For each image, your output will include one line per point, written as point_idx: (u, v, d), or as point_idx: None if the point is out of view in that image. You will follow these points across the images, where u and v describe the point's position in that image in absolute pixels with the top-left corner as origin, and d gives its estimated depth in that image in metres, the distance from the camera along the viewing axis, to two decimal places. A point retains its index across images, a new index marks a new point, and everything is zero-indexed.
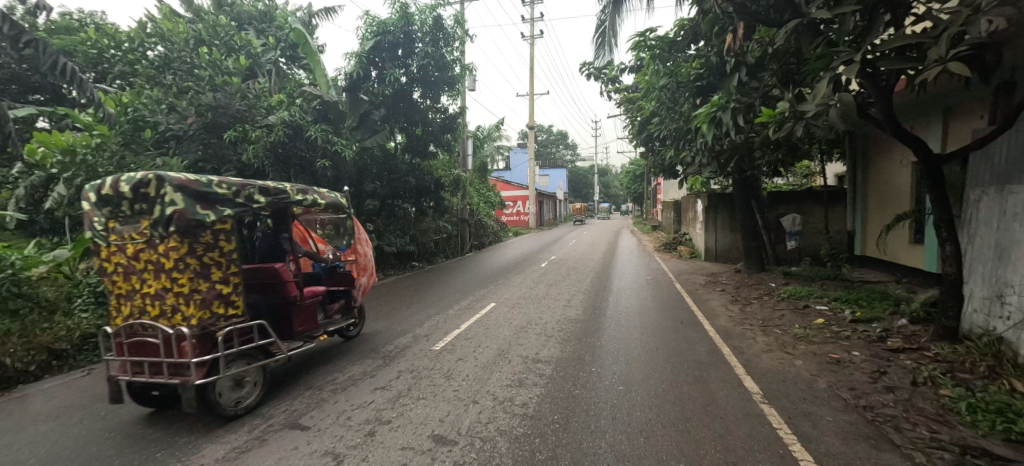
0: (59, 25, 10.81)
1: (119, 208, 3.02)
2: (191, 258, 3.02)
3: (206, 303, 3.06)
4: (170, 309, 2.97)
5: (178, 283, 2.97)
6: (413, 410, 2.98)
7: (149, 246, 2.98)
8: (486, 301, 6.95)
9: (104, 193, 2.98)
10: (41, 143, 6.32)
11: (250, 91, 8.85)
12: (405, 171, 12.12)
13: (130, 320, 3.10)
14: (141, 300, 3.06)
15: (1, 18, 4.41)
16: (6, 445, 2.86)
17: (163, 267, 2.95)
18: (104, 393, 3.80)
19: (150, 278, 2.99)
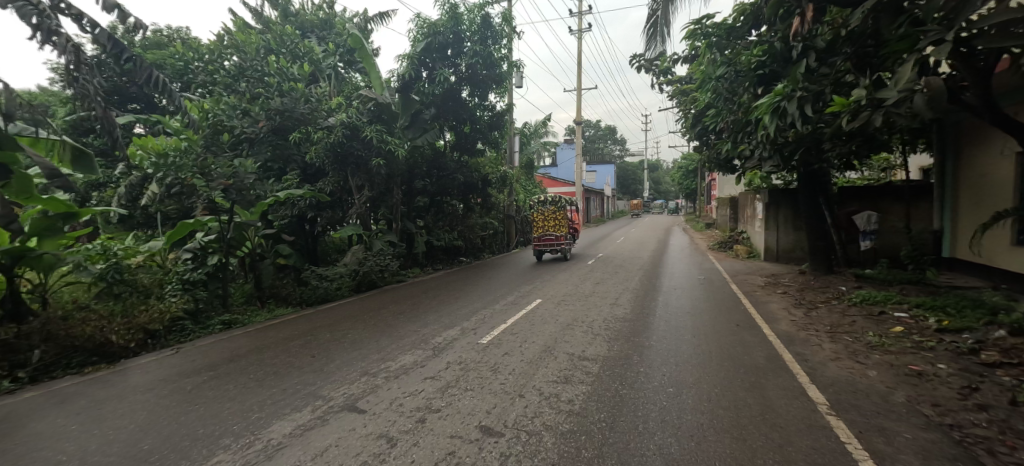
0: (152, 41, 12.12)
1: (544, 204, 12.75)
2: (560, 216, 12.51)
3: (563, 228, 12.42)
4: (557, 227, 12.37)
5: (560, 222, 12.53)
6: (461, 401, 3.06)
7: (551, 212, 12.52)
8: (532, 297, 6.97)
9: (541, 201, 12.92)
10: (140, 147, 7.06)
11: (313, 96, 9.48)
12: (454, 169, 12.44)
13: (542, 232, 12.46)
14: (546, 226, 12.48)
15: (106, 38, 4.95)
16: (112, 411, 3.31)
17: (557, 218, 12.45)
18: (189, 370, 4.24)
19: (551, 220, 12.50)
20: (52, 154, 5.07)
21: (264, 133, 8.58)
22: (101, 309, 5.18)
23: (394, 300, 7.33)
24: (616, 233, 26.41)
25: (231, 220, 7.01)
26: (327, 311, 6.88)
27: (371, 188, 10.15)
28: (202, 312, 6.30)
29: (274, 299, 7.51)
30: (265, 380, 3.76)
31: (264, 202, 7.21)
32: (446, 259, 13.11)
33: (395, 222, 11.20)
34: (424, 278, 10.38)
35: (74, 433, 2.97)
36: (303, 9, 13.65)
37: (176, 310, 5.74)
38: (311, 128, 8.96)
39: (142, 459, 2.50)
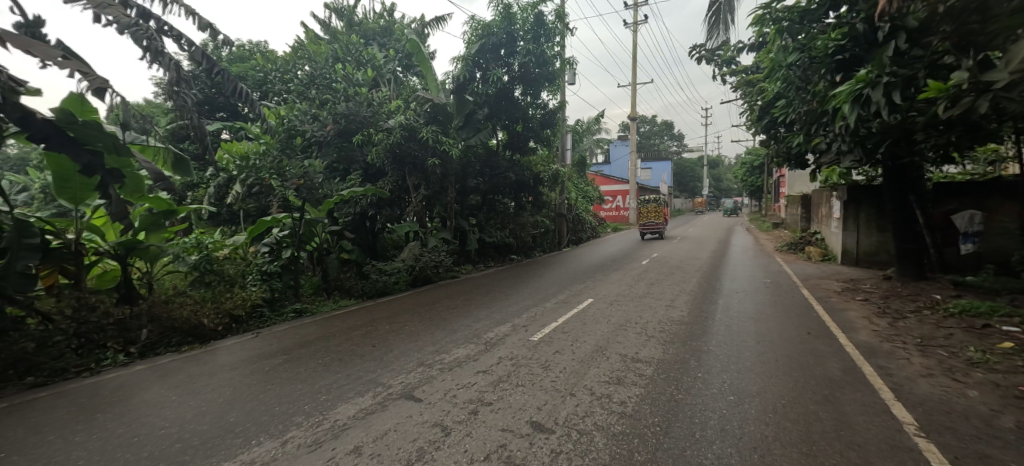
0: (236, 54, 13.38)
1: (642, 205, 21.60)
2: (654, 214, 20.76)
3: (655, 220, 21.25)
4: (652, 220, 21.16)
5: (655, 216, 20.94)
6: (512, 396, 3.10)
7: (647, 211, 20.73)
8: (584, 296, 6.89)
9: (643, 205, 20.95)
10: (228, 151, 7.88)
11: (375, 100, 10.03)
12: (506, 167, 12.62)
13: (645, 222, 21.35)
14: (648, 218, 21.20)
15: (200, 54, 5.53)
16: (204, 386, 3.74)
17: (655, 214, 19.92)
18: (266, 352, 4.66)
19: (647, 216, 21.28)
20: (157, 158, 5.76)
21: (331, 135, 9.13)
22: (195, 295, 5.83)
23: (448, 295, 7.57)
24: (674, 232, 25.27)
25: (302, 216, 7.59)
26: (386, 303, 7.26)
27: (426, 186, 10.56)
28: (277, 300, 6.89)
29: (339, 290, 8.01)
30: (331, 366, 4.04)
31: (330, 200, 7.74)
32: (497, 256, 13.28)
33: (449, 220, 11.55)
34: (476, 275, 10.62)
35: (174, 403, 3.40)
36: (366, 18, 14.47)
37: (256, 298, 6.33)
38: (373, 130, 9.49)
39: (229, 431, 2.86)
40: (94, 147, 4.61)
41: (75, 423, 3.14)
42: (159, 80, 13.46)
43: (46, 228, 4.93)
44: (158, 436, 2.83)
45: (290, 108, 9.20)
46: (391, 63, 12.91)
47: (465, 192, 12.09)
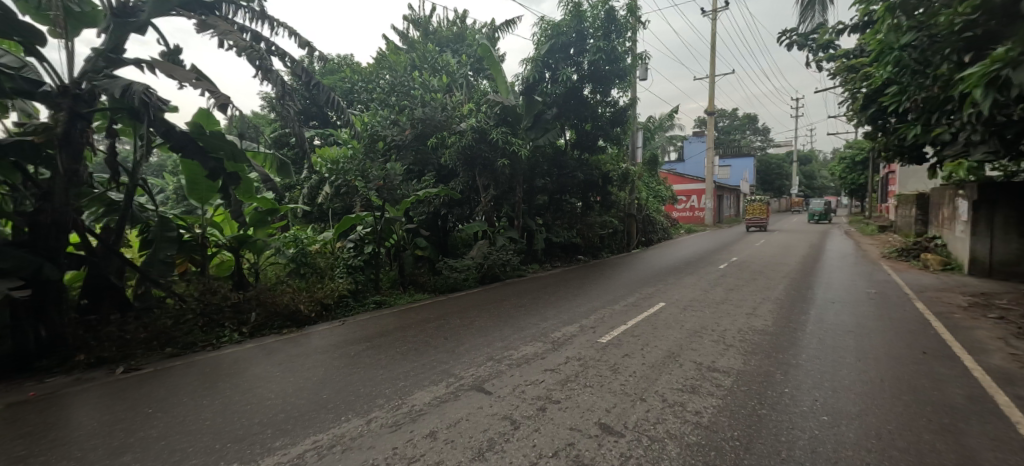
0: (327, 68, 14.76)
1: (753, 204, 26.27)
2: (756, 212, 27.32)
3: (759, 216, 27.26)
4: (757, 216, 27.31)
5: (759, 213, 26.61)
6: (580, 396, 3.09)
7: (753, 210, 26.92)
8: (654, 299, 6.64)
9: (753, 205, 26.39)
10: (321, 156, 8.76)
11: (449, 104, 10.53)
12: (574, 167, 12.55)
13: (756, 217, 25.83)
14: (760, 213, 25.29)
15: (300, 69, 6.17)
16: (301, 364, 4.22)
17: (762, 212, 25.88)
18: (351, 339, 5.12)
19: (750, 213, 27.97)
20: (265, 162, 6.53)
21: (408, 139, 9.69)
22: (293, 285, 6.56)
23: (515, 293, 7.71)
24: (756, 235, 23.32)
25: (382, 215, 8.18)
26: (457, 299, 7.58)
27: (495, 187, 10.85)
28: (360, 292, 7.49)
29: (413, 285, 8.50)
30: (408, 354, 4.33)
31: (408, 200, 8.28)
32: (563, 256, 13.24)
33: (516, 219, 11.73)
34: (542, 274, 10.68)
35: (277, 378, 3.88)
36: (440, 26, 15.22)
37: (343, 289, 6.96)
38: (447, 134, 9.98)
39: (322, 406, 3.22)
40: (217, 155, 5.34)
41: (203, 390, 3.74)
42: (265, 94, 15.29)
43: (180, 223, 5.90)
44: (265, 407, 3.28)
45: (373, 114, 9.94)
46: (462, 68, 13.41)
47: (532, 192, 12.21)
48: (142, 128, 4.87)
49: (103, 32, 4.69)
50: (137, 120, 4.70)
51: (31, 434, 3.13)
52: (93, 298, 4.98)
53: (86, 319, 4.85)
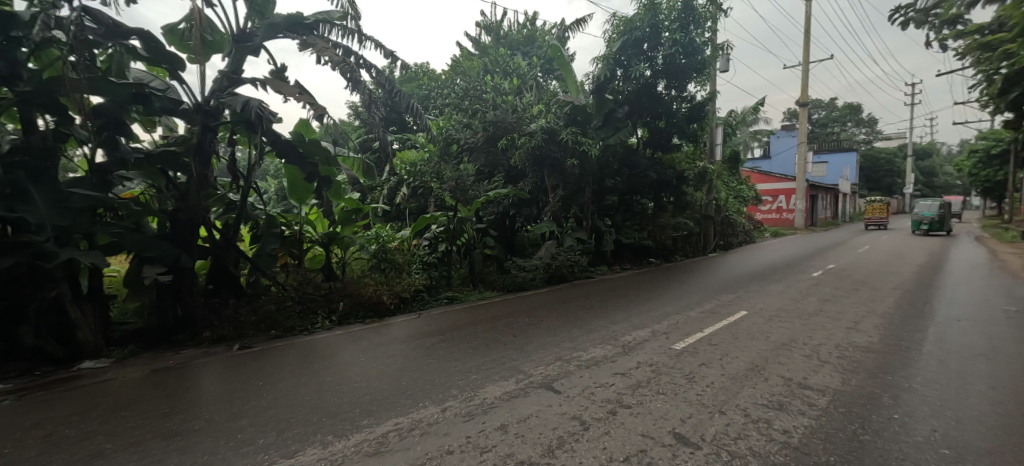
0: (406, 76, 15.73)
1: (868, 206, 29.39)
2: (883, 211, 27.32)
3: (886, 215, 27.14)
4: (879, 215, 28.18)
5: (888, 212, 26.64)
6: (652, 403, 2.99)
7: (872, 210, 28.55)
8: (735, 307, 6.20)
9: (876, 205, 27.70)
10: (401, 159, 9.40)
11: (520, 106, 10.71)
12: (646, 166, 12.12)
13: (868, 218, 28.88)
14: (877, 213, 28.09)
15: (384, 79, 6.66)
16: (382, 352, 4.57)
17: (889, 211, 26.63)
18: (426, 331, 5.43)
19: None
20: (352, 166, 7.14)
21: (481, 141, 10.02)
22: (375, 278, 7.11)
23: (583, 295, 7.65)
24: (859, 240, 20.71)
25: (455, 215, 8.55)
26: (525, 298, 7.71)
27: (564, 187, 10.80)
28: (434, 288, 7.91)
29: (483, 283, 8.77)
30: (479, 349, 4.50)
31: (479, 200, 8.60)
32: (633, 259, 12.82)
33: (585, 220, 11.60)
34: (611, 276, 10.43)
35: (362, 363, 4.25)
36: (511, 29, 15.51)
37: (419, 284, 7.39)
38: (517, 135, 10.15)
39: (401, 392, 3.48)
40: (313, 160, 5.93)
41: (301, 369, 4.23)
42: (352, 104, 16.73)
43: (282, 220, 6.68)
44: (353, 389, 3.63)
45: (448, 119, 10.43)
46: (532, 69, 13.57)
47: (602, 192, 11.98)
48: (255, 138, 5.60)
49: (226, 56, 5.45)
50: (251, 131, 5.42)
51: (174, 395, 3.80)
52: (216, 284, 5.84)
53: (211, 302, 5.71)
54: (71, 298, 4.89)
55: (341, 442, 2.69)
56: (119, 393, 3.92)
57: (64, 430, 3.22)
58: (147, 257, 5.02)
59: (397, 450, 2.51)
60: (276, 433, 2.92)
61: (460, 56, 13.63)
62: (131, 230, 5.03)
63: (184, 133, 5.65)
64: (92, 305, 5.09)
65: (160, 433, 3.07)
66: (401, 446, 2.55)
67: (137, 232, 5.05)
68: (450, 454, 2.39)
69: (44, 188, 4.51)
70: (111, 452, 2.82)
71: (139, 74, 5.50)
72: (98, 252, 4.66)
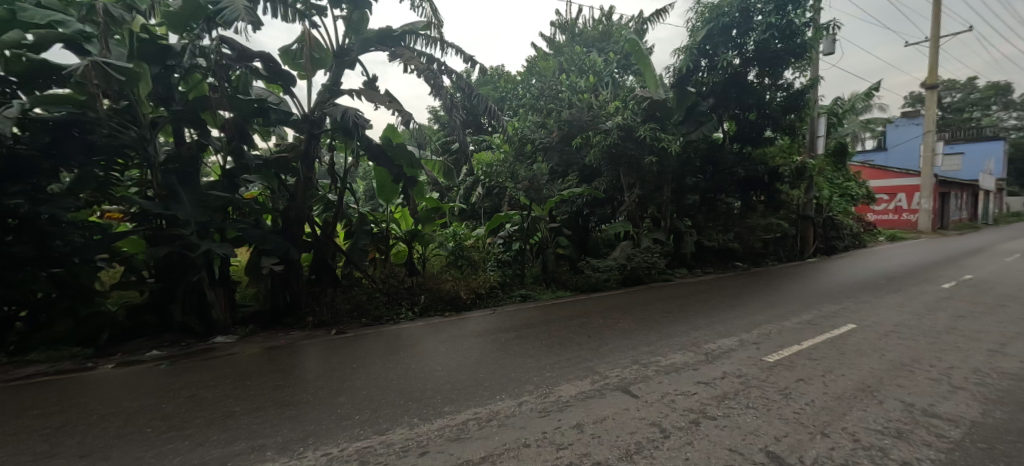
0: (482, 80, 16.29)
1: None
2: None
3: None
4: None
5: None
6: (741, 416, 2.78)
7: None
8: (840, 319, 5.54)
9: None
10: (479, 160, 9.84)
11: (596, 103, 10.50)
12: (733, 162, 11.28)
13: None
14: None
15: (463, 83, 6.94)
16: (461, 344, 4.81)
17: None
18: (501, 327, 5.59)
19: None
20: (433, 168, 7.59)
21: (555, 141, 10.05)
22: (453, 274, 7.47)
23: (661, 298, 7.35)
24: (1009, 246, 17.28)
25: (529, 214, 8.77)
26: (599, 299, 7.59)
27: (641, 186, 10.40)
28: (507, 285, 8.12)
29: (555, 282, 8.78)
30: (554, 348, 4.54)
31: (552, 200, 8.67)
32: (717, 262, 11.98)
33: (663, 220, 11.08)
34: (692, 280, 9.85)
35: (443, 354, 4.52)
36: (586, 26, 15.33)
37: (493, 281, 7.63)
38: (592, 133, 9.81)
39: (479, 383, 3.64)
40: (400, 163, 6.44)
41: (389, 355, 4.60)
42: (433, 109, 17.70)
43: (372, 218, 7.30)
44: (435, 376, 3.88)
45: (523, 120, 10.65)
46: (608, 66, 13.30)
47: (682, 191, 11.38)
48: (351, 144, 6.18)
49: (328, 71, 6.05)
50: (348, 137, 6.01)
51: (285, 370, 4.38)
52: (317, 275, 6.57)
53: (313, 291, 6.44)
54: (208, 281, 5.85)
55: (425, 425, 2.90)
56: (243, 365, 4.60)
57: (205, 393, 3.88)
58: (264, 249, 5.81)
59: (477, 437, 2.64)
60: (369, 411, 3.23)
61: (535, 57, 13.82)
62: (253, 226, 5.85)
63: (293, 141, 6.43)
64: (222, 289, 6.03)
65: (277, 402, 3.55)
66: (481, 434, 2.69)
67: (257, 227, 5.85)
68: (527, 447, 2.46)
69: (190, 191, 5.44)
70: (239, 414, 3.34)
71: (260, 91, 6.36)
72: (228, 245, 5.50)
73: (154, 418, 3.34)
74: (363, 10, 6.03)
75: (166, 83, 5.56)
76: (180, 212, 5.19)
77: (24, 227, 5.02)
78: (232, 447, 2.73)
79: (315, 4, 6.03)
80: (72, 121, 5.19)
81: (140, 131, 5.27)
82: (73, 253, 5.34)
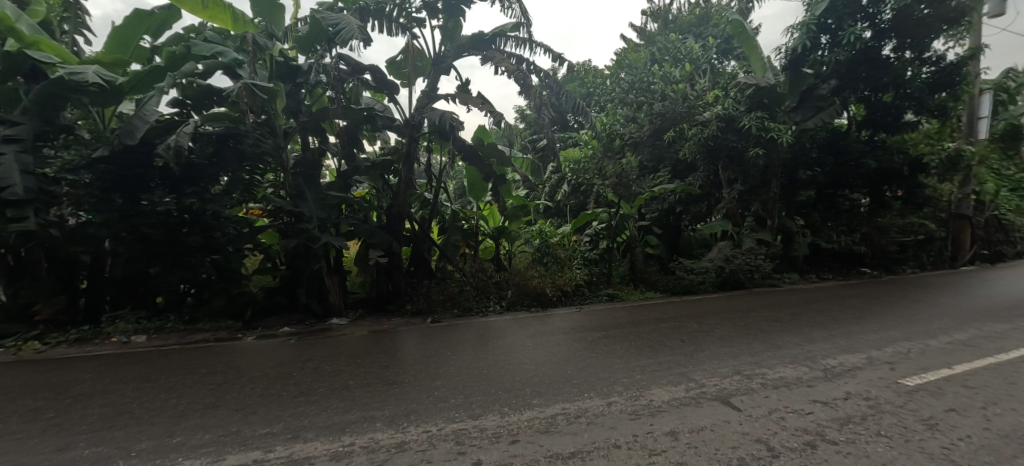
0: (570, 77, 16.28)
1: None
2: None
3: None
4: None
5: None
6: (870, 444, 2.43)
7: None
8: (1011, 342, 4.53)
9: None
10: (566, 157, 9.97)
11: (692, 94, 9.87)
12: (859, 152, 9.82)
13: None
14: None
15: (552, 82, 7.00)
16: (549, 340, 4.91)
17: None
18: (587, 326, 5.57)
19: None
20: (524, 165, 7.80)
21: (646, 135, 9.67)
22: (539, 271, 7.61)
23: (766, 305, 6.69)
24: None
25: (616, 212, 8.54)
26: (693, 302, 7.17)
27: (743, 181, 9.55)
28: (593, 284, 8.03)
29: (644, 282, 8.45)
30: (643, 350, 4.42)
31: (642, 197, 8.40)
32: (836, 267, 10.52)
33: (769, 219, 10.04)
34: (804, 287, 8.77)
35: (531, 348, 4.66)
36: (680, 12, 14.74)
37: (580, 279, 7.60)
38: (686, 126, 9.36)
39: (568, 380, 3.69)
40: (491, 162, 6.81)
41: (479, 346, 4.85)
42: (519, 108, 18.16)
43: (463, 215, 7.74)
44: (525, 369, 4.04)
45: (612, 115, 10.45)
46: (706, 52, 12.44)
47: (794, 186, 10.20)
48: (446, 145, 6.60)
49: (427, 78, 6.52)
50: (444, 139, 6.44)
51: (388, 352, 4.86)
52: (415, 267, 7.15)
53: (410, 281, 7.03)
54: (326, 270, 6.71)
55: (515, 415, 3.02)
56: (355, 345, 5.22)
57: (325, 366, 4.48)
58: (371, 242, 6.51)
59: (567, 433, 2.69)
60: (464, 396, 3.46)
61: (625, 49, 13.49)
62: (362, 222, 6.58)
63: (396, 144, 7.06)
64: (337, 276, 6.87)
65: (383, 380, 3.97)
66: (570, 430, 2.73)
67: (365, 223, 6.56)
68: (618, 448, 2.45)
69: (312, 191, 6.30)
70: (353, 388, 3.80)
71: (368, 100, 7.06)
72: (342, 238, 6.28)
73: (288, 384, 3.96)
74: (457, 18, 6.36)
75: (296, 98, 6.44)
76: (305, 209, 6.02)
77: (195, 220, 6.25)
78: (349, 416, 3.13)
79: (415, 17, 6.52)
80: (227, 134, 6.29)
81: (276, 139, 6.20)
82: (228, 243, 6.50)
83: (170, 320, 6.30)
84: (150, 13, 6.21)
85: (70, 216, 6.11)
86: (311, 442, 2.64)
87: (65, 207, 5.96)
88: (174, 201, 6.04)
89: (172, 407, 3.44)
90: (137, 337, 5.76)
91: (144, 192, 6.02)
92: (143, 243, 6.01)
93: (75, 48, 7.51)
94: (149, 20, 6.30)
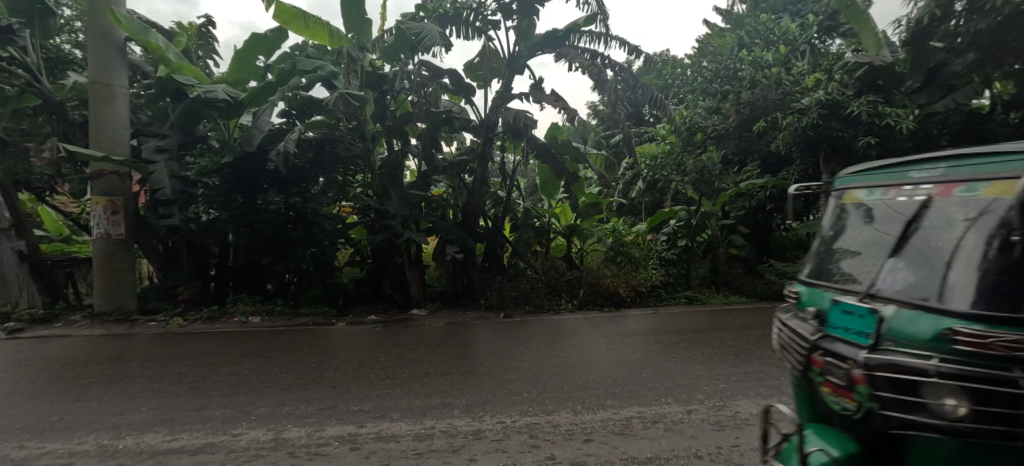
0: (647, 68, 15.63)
1: None
2: None
3: None
4: None
5: None
6: None
7: None
8: None
9: None
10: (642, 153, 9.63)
11: (788, 79, 8.94)
12: (1009, 137, 8.18)
13: None
14: None
15: (629, 74, 6.78)
16: (624, 342, 4.80)
17: None
18: (664, 329, 5.36)
19: None
20: (599, 161, 7.64)
21: (732, 127, 8.95)
22: (612, 270, 7.47)
23: None
24: None
25: (696, 209, 8.04)
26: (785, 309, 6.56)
27: None
28: (671, 286, 7.70)
29: (727, 286, 8.10)
30: (729, 358, 4.15)
31: (726, 194, 7.84)
32: None
33: None
34: None
35: (605, 348, 4.61)
36: None
37: (655, 280, 7.37)
38: (781, 114, 8.50)
39: (643, 384, 3.60)
40: (564, 159, 6.83)
41: (553, 343, 4.90)
42: (592, 105, 17.80)
43: (536, 212, 7.82)
44: (599, 369, 4.02)
45: (693, 107, 9.86)
46: (806, 32, 11.17)
47: None
48: (519, 143, 6.70)
49: (502, 79, 6.66)
50: (517, 138, 6.56)
51: (464, 344, 5.11)
52: (489, 262, 7.40)
53: (485, 277, 7.31)
54: (409, 263, 7.24)
55: (589, 414, 3.03)
56: (434, 335, 5.57)
57: (408, 353, 4.84)
58: (448, 238, 6.88)
59: (643, 437, 2.64)
60: (538, 391, 3.55)
61: (710, 35, 12.65)
62: (440, 219, 6.97)
63: (471, 145, 7.32)
64: (417, 270, 7.33)
65: (461, 370, 4.20)
66: (645, 434, 2.68)
67: (443, 220, 6.95)
68: (698, 458, 2.36)
69: (396, 190, 6.81)
70: (433, 375, 4.07)
71: (447, 103, 7.40)
72: (422, 234, 6.71)
73: (377, 367, 4.36)
74: (531, 17, 6.40)
75: (382, 104, 6.97)
76: (391, 207, 6.56)
77: (299, 217, 7.08)
78: (431, 401, 3.36)
79: (491, 20, 6.69)
80: (325, 140, 7.01)
81: (365, 143, 6.79)
82: (324, 237, 7.27)
83: (279, 304, 7.23)
84: (265, 35, 7.12)
85: (203, 213, 7.26)
86: (398, 422, 2.89)
87: (200, 206, 7.10)
88: (282, 201, 6.88)
89: (284, 380, 3.97)
90: (254, 317, 6.69)
91: (259, 192, 6.94)
92: (258, 237, 6.94)
93: (208, 70, 8.86)
94: (263, 42, 7.23)
